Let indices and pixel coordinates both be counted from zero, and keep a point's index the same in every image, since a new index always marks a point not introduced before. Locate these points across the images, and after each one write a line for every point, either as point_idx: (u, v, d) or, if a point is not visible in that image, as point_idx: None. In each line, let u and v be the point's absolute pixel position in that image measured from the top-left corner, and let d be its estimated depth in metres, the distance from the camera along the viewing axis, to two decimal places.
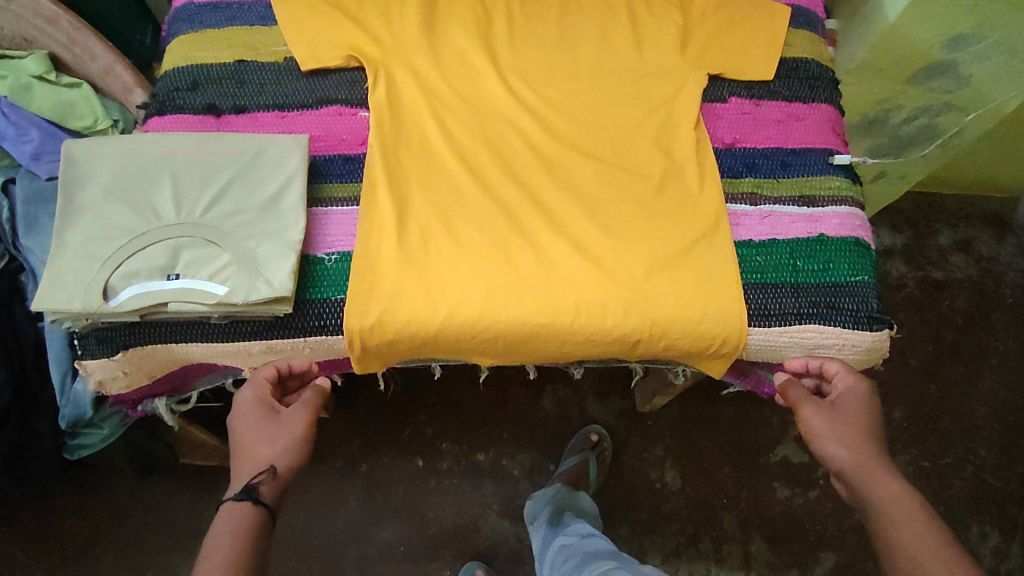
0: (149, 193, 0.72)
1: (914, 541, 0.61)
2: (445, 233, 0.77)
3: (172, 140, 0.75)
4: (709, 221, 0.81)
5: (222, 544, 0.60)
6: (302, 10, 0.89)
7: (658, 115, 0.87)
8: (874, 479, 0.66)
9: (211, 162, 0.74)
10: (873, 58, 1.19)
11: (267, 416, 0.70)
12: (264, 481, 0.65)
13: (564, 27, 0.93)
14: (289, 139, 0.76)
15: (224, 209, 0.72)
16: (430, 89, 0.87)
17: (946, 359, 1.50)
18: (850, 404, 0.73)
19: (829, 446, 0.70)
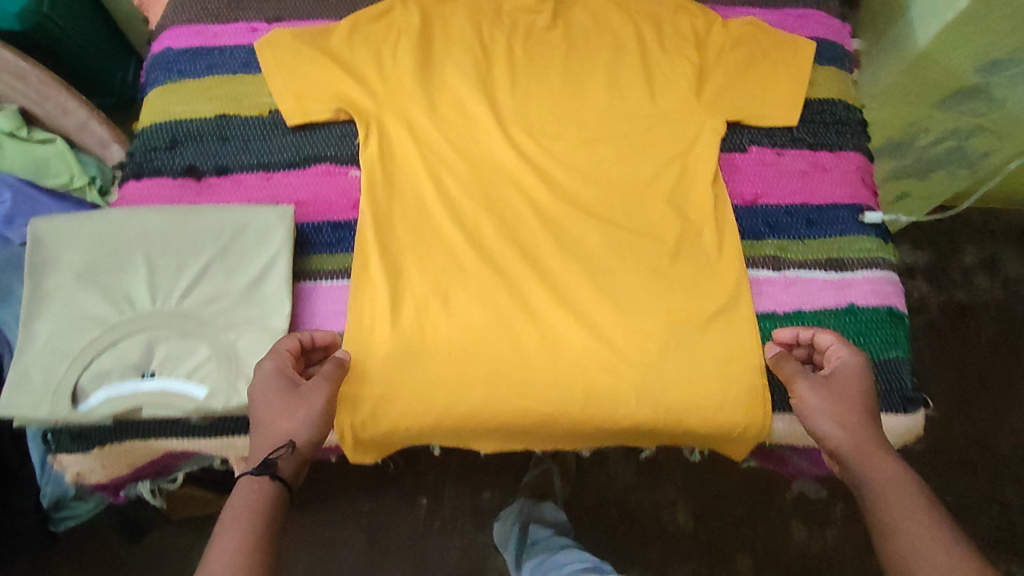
0: (122, 278, 0.67)
1: (912, 528, 0.58)
2: (443, 310, 0.73)
3: (144, 214, 0.69)
4: (727, 291, 0.75)
5: (237, 524, 0.56)
6: (286, 58, 0.83)
7: (673, 168, 0.81)
8: (871, 461, 0.62)
9: (188, 241, 0.69)
10: (901, 84, 1.11)
11: (287, 389, 0.62)
12: (281, 456, 0.59)
13: (570, 69, 0.86)
14: (272, 213, 0.70)
15: (202, 295, 0.67)
16: (426, 143, 0.81)
17: (973, 388, 1.40)
18: (847, 380, 0.67)
19: (825, 426, 0.65)
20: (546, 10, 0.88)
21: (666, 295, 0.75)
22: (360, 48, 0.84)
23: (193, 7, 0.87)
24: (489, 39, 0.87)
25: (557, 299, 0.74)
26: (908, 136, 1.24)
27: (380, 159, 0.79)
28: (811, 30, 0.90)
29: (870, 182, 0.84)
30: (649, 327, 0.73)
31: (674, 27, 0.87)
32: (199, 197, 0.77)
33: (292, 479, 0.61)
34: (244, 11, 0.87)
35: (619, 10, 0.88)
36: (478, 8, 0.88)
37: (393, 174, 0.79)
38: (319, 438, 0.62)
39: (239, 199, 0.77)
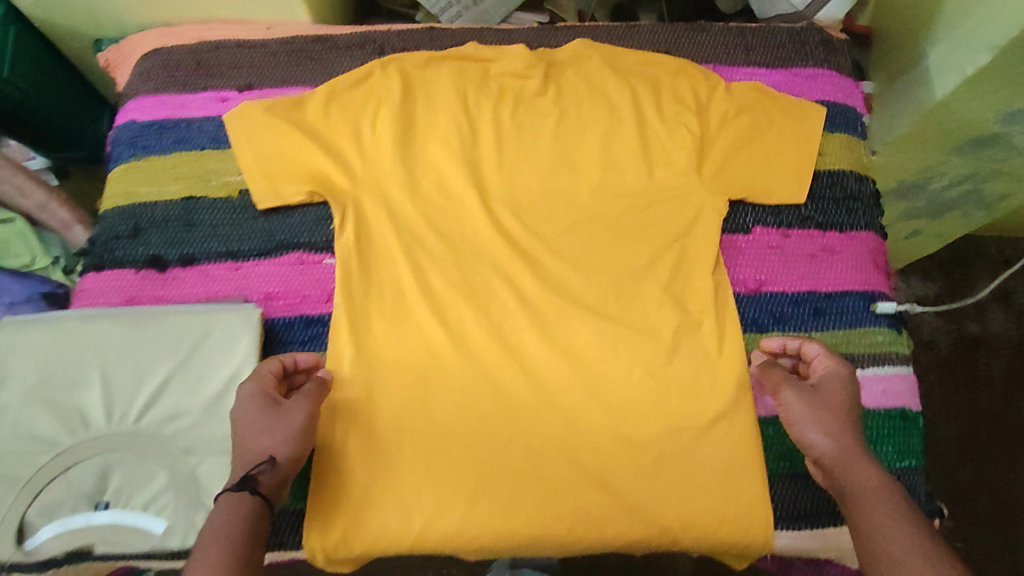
0: (74, 395, 0.63)
1: (899, 539, 0.52)
2: (422, 418, 0.68)
3: (99, 322, 0.65)
4: (728, 395, 0.70)
5: (216, 544, 0.51)
6: (253, 132, 0.77)
7: (671, 255, 0.75)
8: (857, 469, 0.57)
9: (145, 350, 0.65)
10: (914, 134, 0.99)
11: (265, 408, 0.60)
12: (265, 472, 0.56)
13: (561, 141, 0.79)
14: (234, 320, 0.66)
15: (160, 413, 0.63)
16: (406, 228, 0.76)
17: (987, 431, 1.22)
18: (833, 389, 0.63)
19: (812, 434, 0.60)
20: (536, 74, 0.81)
21: (660, 398, 0.70)
22: (338, 119, 0.78)
23: (159, 74, 0.81)
24: (475, 109, 0.80)
25: (545, 405, 0.69)
26: (917, 178, 1.05)
27: (357, 248, 0.74)
28: (820, 94, 0.83)
29: (883, 264, 0.78)
30: (641, 435, 0.69)
31: (674, 92, 0.81)
32: (164, 290, 0.73)
33: (273, 497, 0.57)
34: (212, 78, 0.81)
35: (616, 73, 0.81)
36: (462, 72, 0.81)
37: (369, 263, 0.74)
38: (301, 457, 0.60)
39: (206, 293, 0.73)
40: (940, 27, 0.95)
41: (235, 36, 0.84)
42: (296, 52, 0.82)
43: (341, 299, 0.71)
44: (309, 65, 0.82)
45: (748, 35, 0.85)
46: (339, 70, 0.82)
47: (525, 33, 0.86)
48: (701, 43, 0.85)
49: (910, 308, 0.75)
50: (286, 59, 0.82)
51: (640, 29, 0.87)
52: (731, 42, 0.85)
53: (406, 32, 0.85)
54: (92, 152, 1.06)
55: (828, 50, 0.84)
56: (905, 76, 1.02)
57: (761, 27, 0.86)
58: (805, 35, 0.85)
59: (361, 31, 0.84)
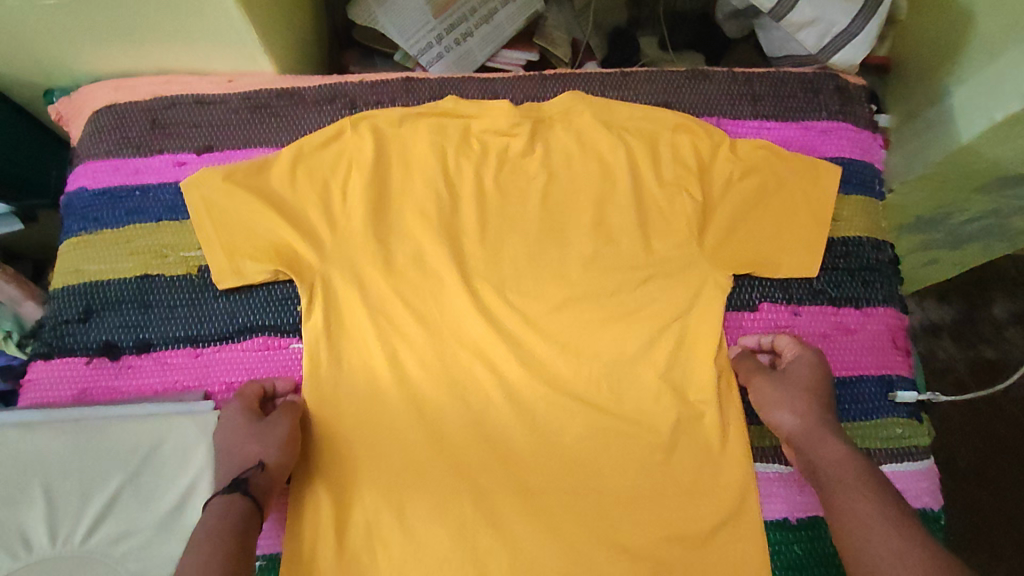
0: (13, 514, 0.58)
1: (858, 504, 0.55)
2: (397, 524, 0.64)
3: (41, 433, 0.60)
4: (730, 497, 0.65)
5: (209, 541, 0.52)
6: (210, 202, 0.70)
7: (669, 337, 0.69)
8: (821, 444, 0.60)
9: (93, 463, 0.60)
10: (935, 177, 0.90)
11: (252, 421, 0.60)
12: (256, 475, 0.57)
13: (549, 207, 0.73)
14: (191, 428, 0.61)
15: (108, 534, 0.59)
16: (381, 309, 0.70)
17: (1008, 459, 1.12)
18: (803, 374, 0.65)
19: (779, 414, 0.64)
20: (521, 132, 0.74)
21: (653, 501, 0.65)
22: (305, 186, 0.71)
23: (111, 135, 0.75)
24: (456, 171, 0.74)
25: (528, 511, 0.65)
26: (933, 214, 0.98)
27: (328, 334, 0.68)
28: (834, 149, 0.76)
29: (902, 341, 0.72)
30: (633, 541, 0.64)
31: (674, 151, 0.73)
32: (118, 380, 0.68)
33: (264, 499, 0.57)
34: (169, 139, 0.75)
35: (609, 130, 0.74)
36: (440, 130, 0.74)
37: (340, 351, 0.69)
38: (291, 463, 0.60)
39: (164, 384, 0.68)
40: (971, 65, 0.85)
41: (193, 91, 0.77)
42: (260, 107, 0.76)
43: (314, 392, 0.67)
44: (274, 123, 0.76)
45: (754, 82, 0.78)
46: (308, 129, 0.75)
47: (511, 83, 0.79)
48: (702, 93, 0.78)
49: (931, 395, 0.70)
50: (249, 116, 0.76)
51: (635, 77, 0.79)
52: (736, 91, 0.78)
53: (380, 84, 0.78)
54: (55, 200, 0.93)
55: (844, 99, 0.78)
56: (928, 113, 0.91)
57: (769, 72, 0.79)
58: (819, 82, 0.78)
59: (331, 84, 0.78)
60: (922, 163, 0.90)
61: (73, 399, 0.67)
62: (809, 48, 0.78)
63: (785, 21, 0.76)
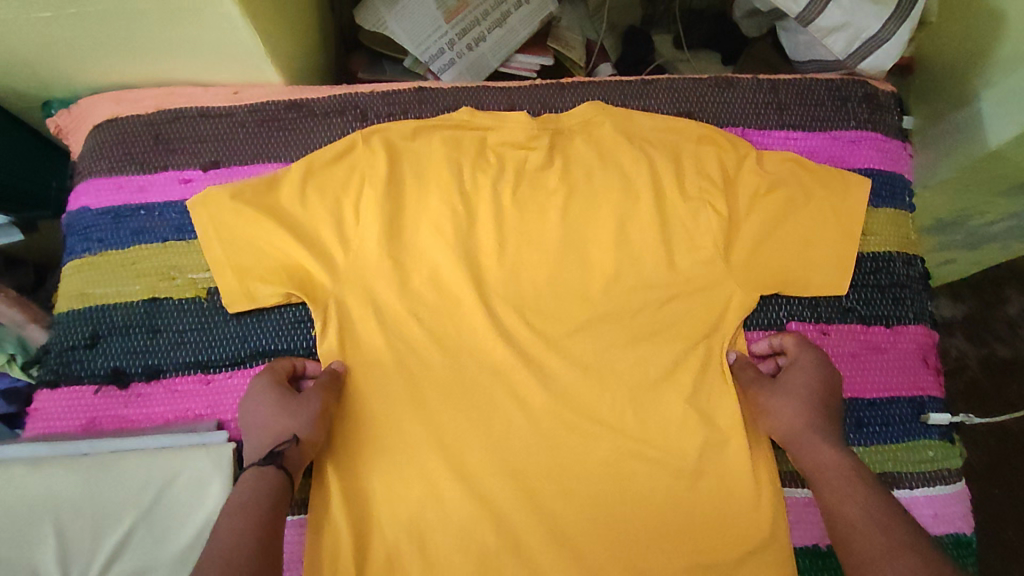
0: (26, 553, 0.58)
1: (850, 510, 0.54)
2: (418, 557, 0.62)
3: (53, 469, 0.60)
4: (759, 523, 0.63)
5: (243, 507, 0.54)
6: (219, 222, 0.67)
7: (695, 358, 0.67)
8: (814, 448, 0.60)
9: (107, 499, 0.60)
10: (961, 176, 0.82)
11: (285, 395, 0.62)
12: (289, 450, 0.59)
13: (569, 223, 0.70)
14: (204, 462, 0.61)
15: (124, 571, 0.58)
16: (396, 332, 0.67)
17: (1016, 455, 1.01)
18: (796, 379, 0.64)
19: (771, 422, 0.64)
20: (540, 145, 0.72)
21: (680, 528, 0.63)
22: (316, 204, 0.68)
23: (113, 151, 0.74)
24: (472, 186, 0.71)
25: (552, 541, 0.63)
26: (953, 215, 0.92)
27: (345, 359, 0.66)
28: (864, 160, 0.76)
29: (932, 359, 0.72)
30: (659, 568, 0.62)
31: (698, 163, 0.71)
32: (128, 409, 0.67)
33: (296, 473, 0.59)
34: (174, 155, 0.74)
35: (631, 143, 0.71)
36: (456, 143, 0.71)
37: (354, 376, 0.66)
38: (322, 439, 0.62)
39: (175, 412, 0.67)
40: (999, 63, 0.77)
41: (198, 103, 0.76)
42: (268, 120, 0.75)
43: (332, 421, 0.65)
44: (284, 136, 0.75)
45: (781, 91, 0.77)
46: (318, 143, 0.74)
47: (527, 93, 0.78)
48: (726, 102, 0.77)
49: (963, 418, 0.70)
50: (257, 130, 0.75)
51: (658, 84, 0.78)
52: (760, 100, 0.77)
53: (392, 94, 0.77)
54: (57, 211, 0.90)
55: (873, 108, 0.77)
56: (953, 116, 0.84)
57: (794, 79, 0.78)
58: (847, 90, 0.77)
59: (341, 95, 0.76)
60: (948, 167, 0.84)
61: (83, 429, 0.66)
62: (837, 53, 0.76)
63: (813, 26, 0.74)
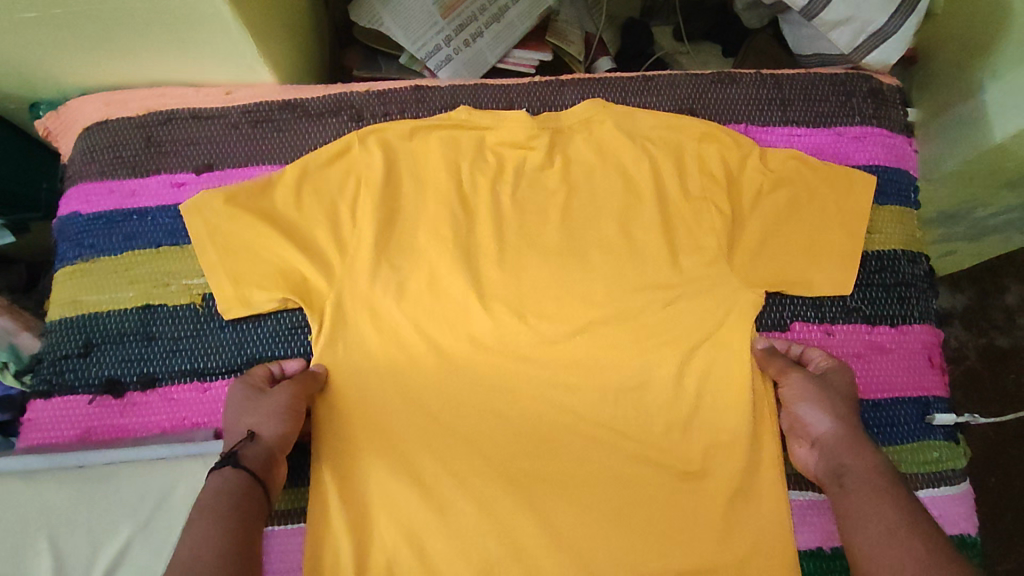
0: (21, 567, 0.58)
1: (891, 513, 0.53)
2: (420, 565, 0.60)
3: (49, 482, 0.61)
4: (764, 526, 0.62)
5: (201, 511, 0.53)
6: (214, 227, 0.66)
7: (698, 360, 0.66)
8: (858, 446, 0.59)
9: (102, 512, 0.60)
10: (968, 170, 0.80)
11: (247, 396, 0.61)
12: (246, 447, 0.58)
13: (570, 224, 0.69)
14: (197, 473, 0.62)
15: None
16: (394, 338, 0.66)
17: (1015, 444, 1.00)
18: (839, 379, 0.64)
19: (813, 412, 0.62)
20: (540, 144, 0.70)
21: (687, 534, 0.62)
22: (312, 207, 0.67)
23: (103, 154, 0.73)
24: (471, 187, 0.70)
25: (556, 547, 0.62)
26: (957, 208, 0.89)
27: (344, 366, 0.65)
28: (869, 157, 0.75)
29: (937, 358, 0.72)
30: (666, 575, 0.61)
31: (700, 161, 0.69)
32: (123, 418, 0.66)
33: (262, 470, 0.58)
34: (167, 158, 0.72)
35: (632, 141, 0.70)
36: (454, 143, 0.70)
37: (352, 384, 0.65)
38: (289, 434, 0.60)
39: (172, 421, 0.66)
40: (1004, 56, 0.76)
41: (189, 104, 0.74)
42: (261, 121, 0.73)
43: (331, 428, 0.64)
44: (278, 138, 0.73)
45: (784, 86, 0.76)
46: (313, 144, 0.73)
47: (527, 92, 0.77)
48: (729, 98, 0.76)
49: (967, 418, 0.70)
50: (251, 131, 0.73)
51: (658, 81, 0.77)
52: (764, 96, 0.76)
53: (388, 93, 0.75)
54: (49, 213, 0.88)
55: (878, 103, 0.76)
56: (957, 108, 0.82)
57: (797, 74, 0.77)
58: (851, 84, 0.76)
59: (335, 94, 0.75)
60: (954, 160, 0.81)
61: (77, 439, 0.65)
62: (842, 47, 0.74)
63: (818, 19, 0.72)
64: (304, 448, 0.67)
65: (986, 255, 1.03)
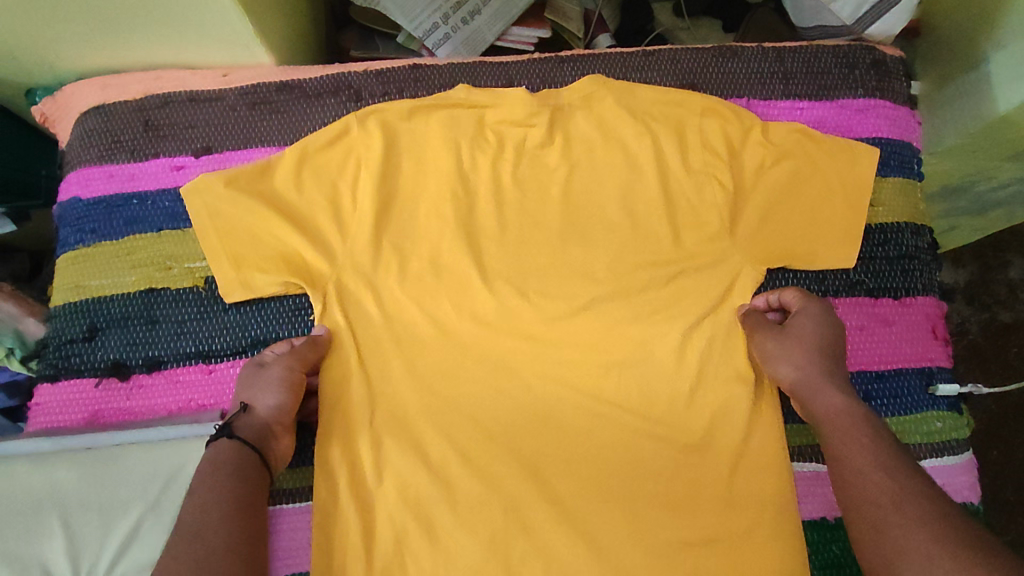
0: (34, 547, 0.59)
1: (856, 455, 0.53)
2: (427, 542, 0.61)
3: (57, 463, 0.62)
4: (770, 497, 0.62)
5: (200, 479, 0.55)
6: (213, 210, 0.66)
7: (702, 335, 0.66)
8: (822, 396, 0.58)
9: (112, 494, 0.61)
10: (972, 144, 0.80)
11: (247, 372, 0.63)
12: (240, 418, 0.60)
13: (571, 201, 0.69)
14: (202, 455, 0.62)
15: (133, 563, 0.59)
16: (398, 318, 0.66)
17: (1017, 417, 1.00)
18: (806, 325, 0.62)
19: (781, 367, 0.61)
20: (540, 121, 0.70)
21: (692, 506, 0.62)
22: (312, 190, 0.67)
23: (100, 139, 0.72)
24: (471, 167, 0.69)
25: (561, 519, 0.62)
26: (962, 180, 0.88)
27: (349, 348, 0.65)
28: (872, 130, 0.74)
29: (941, 330, 0.72)
30: (671, 544, 0.61)
31: (702, 136, 0.69)
32: (130, 401, 0.66)
33: (256, 440, 0.59)
34: (165, 142, 0.72)
35: (633, 117, 0.70)
36: (453, 122, 0.70)
37: (356, 364, 0.65)
38: (286, 405, 0.61)
39: (178, 403, 0.66)
40: (1010, 24, 0.74)
41: (185, 87, 0.74)
42: (259, 103, 0.73)
43: (336, 409, 0.65)
44: (276, 119, 0.73)
45: (786, 59, 0.76)
46: (312, 125, 0.73)
47: (526, 69, 0.76)
48: (731, 72, 0.75)
49: (971, 388, 0.70)
50: (249, 113, 0.73)
51: (659, 56, 0.76)
52: (766, 69, 0.75)
53: (386, 72, 0.75)
54: (49, 200, 0.87)
55: (881, 74, 0.75)
56: (961, 80, 0.81)
57: (799, 47, 0.76)
58: (854, 56, 0.76)
59: (332, 74, 0.74)
60: (957, 131, 0.80)
61: (85, 422, 0.66)
62: (844, 19, 0.76)
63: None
64: (311, 428, 0.68)
65: (990, 230, 1.01)
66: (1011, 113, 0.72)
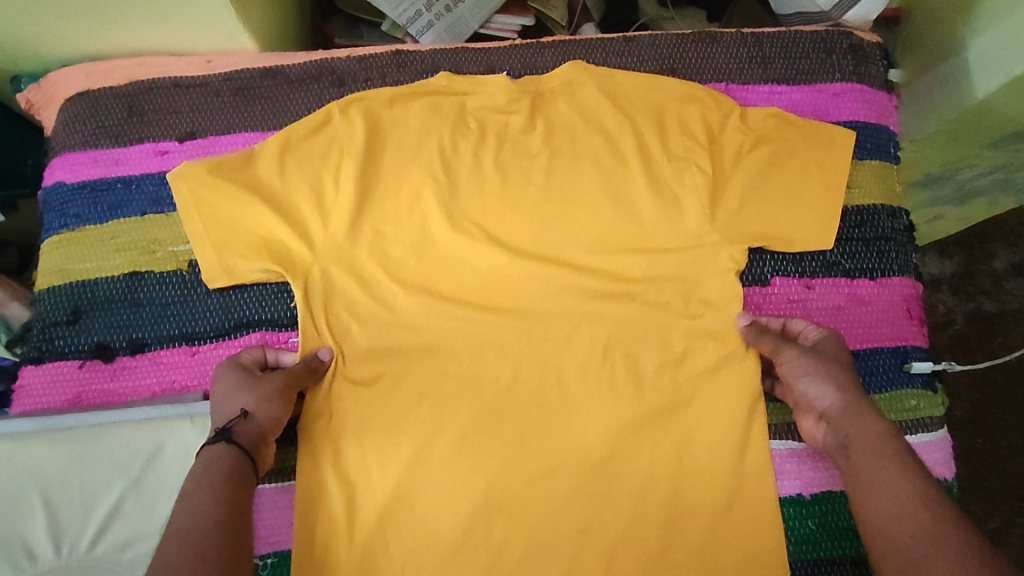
0: (20, 526, 0.61)
1: (892, 481, 0.53)
2: (410, 522, 0.62)
3: (37, 444, 0.63)
4: (744, 472, 0.64)
5: (195, 484, 0.53)
6: (198, 196, 0.66)
7: (680, 316, 0.67)
8: (859, 418, 0.58)
9: (93, 473, 0.63)
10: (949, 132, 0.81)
11: (245, 377, 0.62)
12: (238, 425, 0.58)
13: (553, 186, 0.69)
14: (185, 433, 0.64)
15: (115, 539, 0.62)
16: (382, 300, 0.67)
17: (1001, 406, 1.01)
18: (831, 347, 0.63)
19: (817, 387, 0.61)
20: (520, 108, 0.71)
21: (670, 483, 0.63)
22: (296, 177, 0.67)
23: (86, 124, 0.73)
24: (453, 154, 0.70)
25: (541, 499, 0.63)
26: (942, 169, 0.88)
27: (333, 331, 0.66)
28: (850, 115, 0.75)
29: (917, 311, 0.73)
30: (647, 519, 0.62)
31: (680, 120, 0.70)
32: (113, 383, 0.67)
33: (253, 447, 0.58)
34: (149, 127, 0.73)
35: (612, 102, 0.71)
36: (435, 108, 0.71)
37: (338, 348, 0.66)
38: (282, 418, 0.61)
39: (162, 384, 0.67)
40: (986, 12, 0.75)
41: (169, 73, 0.74)
42: (242, 89, 0.74)
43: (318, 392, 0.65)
44: (260, 105, 0.73)
45: (764, 44, 0.77)
46: (295, 110, 0.73)
47: (508, 55, 0.77)
48: (710, 58, 0.76)
49: (945, 366, 0.71)
50: (232, 99, 0.73)
51: (639, 42, 0.77)
52: (744, 55, 0.76)
53: (368, 59, 0.76)
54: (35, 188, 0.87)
55: (858, 59, 0.76)
56: (941, 67, 0.81)
57: (777, 33, 0.77)
58: (831, 41, 0.77)
59: (315, 60, 0.75)
60: (936, 118, 0.81)
61: (69, 403, 0.67)
62: (821, 4, 0.78)
63: None
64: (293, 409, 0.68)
65: (975, 220, 1.02)
66: (986, 100, 0.73)
